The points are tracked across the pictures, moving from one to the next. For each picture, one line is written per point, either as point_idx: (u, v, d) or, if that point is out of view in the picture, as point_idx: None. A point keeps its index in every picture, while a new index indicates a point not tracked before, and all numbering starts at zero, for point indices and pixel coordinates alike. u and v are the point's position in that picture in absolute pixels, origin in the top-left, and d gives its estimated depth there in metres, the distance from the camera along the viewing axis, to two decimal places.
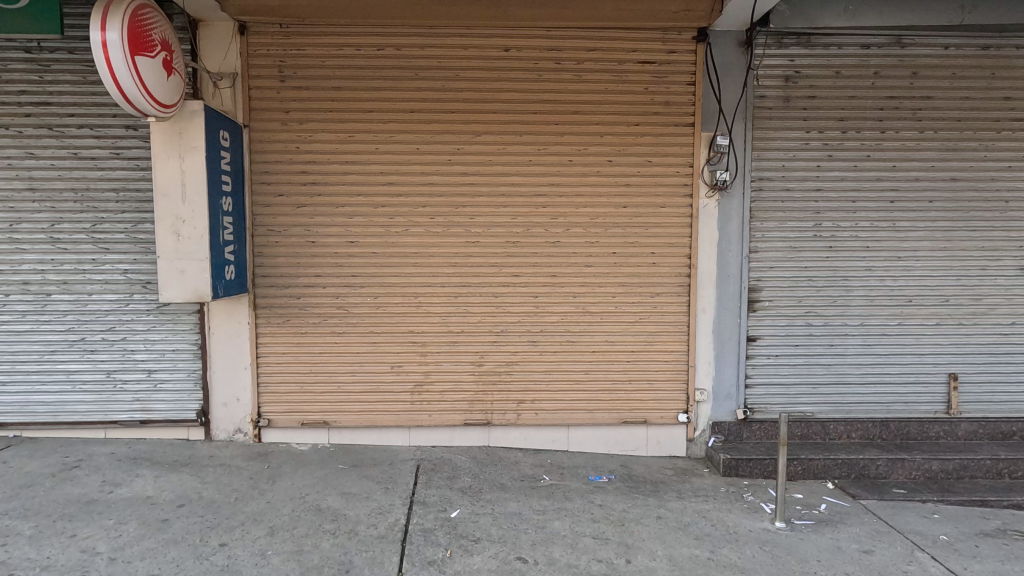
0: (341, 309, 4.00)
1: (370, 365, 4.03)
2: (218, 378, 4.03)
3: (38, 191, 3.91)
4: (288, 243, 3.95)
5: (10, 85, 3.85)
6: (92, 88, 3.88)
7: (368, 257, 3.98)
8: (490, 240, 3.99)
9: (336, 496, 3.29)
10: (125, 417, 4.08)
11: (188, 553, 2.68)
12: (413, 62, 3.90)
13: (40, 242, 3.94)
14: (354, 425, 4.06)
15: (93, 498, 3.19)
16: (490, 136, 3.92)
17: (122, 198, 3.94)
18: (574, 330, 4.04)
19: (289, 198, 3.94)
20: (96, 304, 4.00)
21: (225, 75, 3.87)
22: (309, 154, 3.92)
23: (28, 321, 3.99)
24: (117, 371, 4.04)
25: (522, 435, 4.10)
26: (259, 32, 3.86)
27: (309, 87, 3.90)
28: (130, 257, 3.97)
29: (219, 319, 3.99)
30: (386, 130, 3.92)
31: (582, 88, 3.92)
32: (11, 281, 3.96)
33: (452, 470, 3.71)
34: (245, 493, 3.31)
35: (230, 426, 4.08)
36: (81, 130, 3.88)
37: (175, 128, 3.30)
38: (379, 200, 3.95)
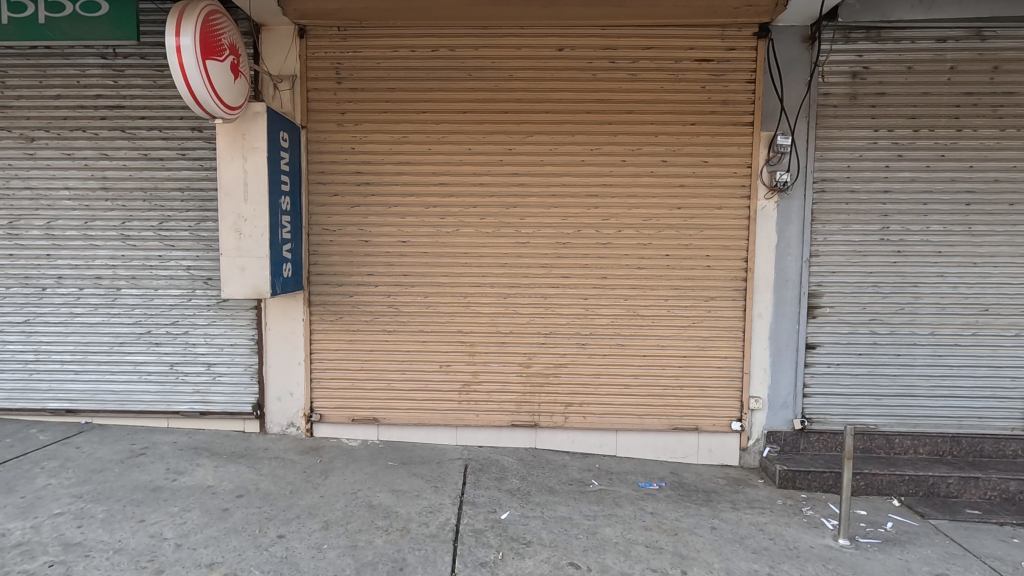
0: (391, 308, 4.05)
1: (419, 363, 4.07)
2: (273, 373, 4.14)
3: (111, 191, 4.10)
4: (342, 243, 4.03)
5: (87, 90, 4.06)
6: (161, 92, 4.04)
7: (419, 257, 4.01)
8: (540, 241, 3.96)
9: (387, 493, 3.33)
10: (185, 408, 4.24)
11: (249, 543, 2.75)
12: (466, 63, 3.91)
13: (112, 239, 4.14)
14: (402, 423, 4.11)
15: (158, 485, 3.33)
16: (542, 136, 3.90)
17: (186, 197, 4.09)
18: (624, 334, 3.97)
19: (344, 197, 4.01)
20: (161, 298, 4.17)
21: (284, 78, 3.97)
22: (364, 154, 3.98)
23: (100, 313, 4.20)
24: (179, 364, 4.21)
25: (570, 438, 4.06)
26: (318, 35, 3.95)
27: (364, 88, 3.96)
28: (193, 254, 4.13)
29: (275, 316, 4.10)
30: (439, 131, 3.94)
31: (637, 87, 3.85)
32: (85, 275, 4.17)
33: (500, 471, 3.70)
34: (300, 487, 3.39)
35: (284, 419, 4.18)
36: (151, 132, 4.05)
37: (239, 130, 3.40)
38: (431, 200, 3.98)
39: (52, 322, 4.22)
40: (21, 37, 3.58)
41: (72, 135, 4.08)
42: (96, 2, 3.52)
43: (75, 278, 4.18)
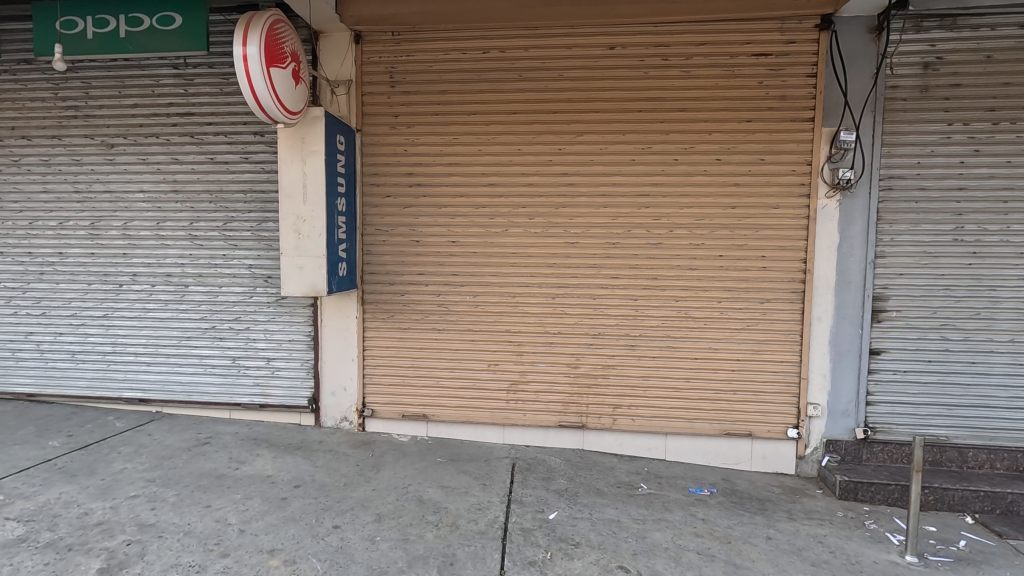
0: (441, 306, 4.12)
1: (468, 362, 4.12)
2: (328, 368, 4.28)
3: (180, 193, 4.35)
4: (394, 243, 4.13)
5: (160, 98, 4.31)
6: (227, 99, 4.25)
7: (469, 257, 4.06)
8: (589, 241, 3.93)
9: (436, 488, 3.39)
10: (246, 400, 4.44)
11: (306, 532, 2.86)
12: (517, 64, 3.93)
13: (181, 239, 4.38)
14: (451, 420, 4.17)
15: (222, 473, 3.50)
16: (591, 135, 3.87)
17: (249, 199, 4.29)
18: (675, 336, 3.90)
19: (396, 198, 4.10)
20: (225, 295, 4.39)
21: (341, 82, 4.10)
22: (416, 156, 4.07)
23: (170, 309, 4.46)
24: (241, 358, 4.41)
25: (617, 440, 4.02)
26: (373, 41, 4.06)
27: (417, 91, 4.05)
28: (255, 253, 4.32)
29: (330, 313, 4.24)
30: (489, 132, 3.98)
31: (690, 84, 3.77)
32: (157, 273, 4.44)
33: (547, 470, 3.70)
34: (353, 479, 3.50)
35: (337, 414, 4.32)
36: (217, 138, 4.27)
37: (299, 134, 3.54)
38: (481, 201, 4.02)
39: (128, 316, 4.51)
40: (103, 50, 3.83)
41: (146, 141, 4.35)
42: (171, 16, 3.74)
43: (148, 276, 4.45)
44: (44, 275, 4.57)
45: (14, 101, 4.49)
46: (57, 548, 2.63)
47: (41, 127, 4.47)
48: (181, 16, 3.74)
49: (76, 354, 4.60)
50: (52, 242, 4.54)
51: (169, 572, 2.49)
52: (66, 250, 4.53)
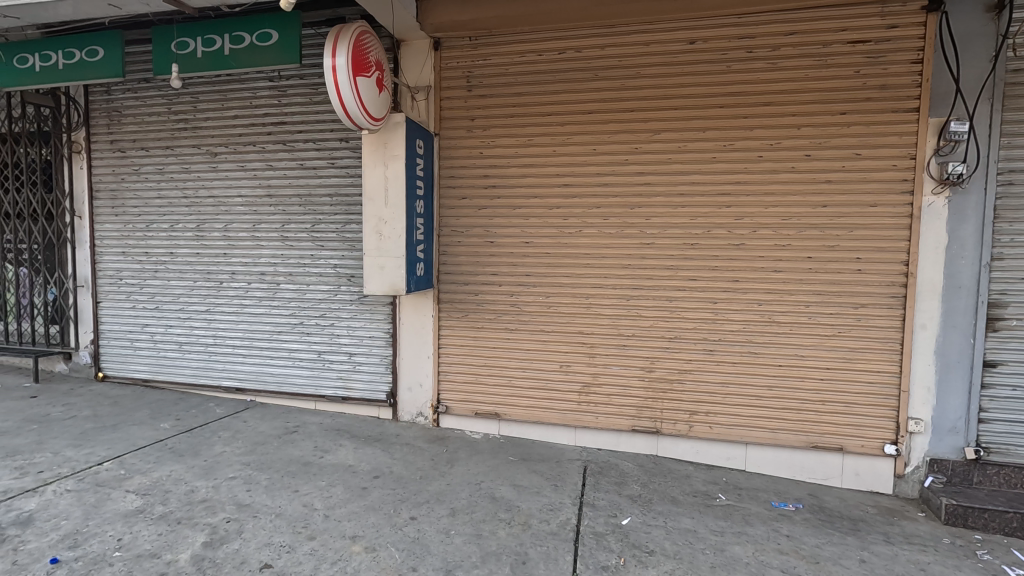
0: (514, 306, 4.16)
1: (540, 362, 4.13)
2: (406, 364, 4.44)
3: (274, 197, 4.66)
4: (469, 243, 4.21)
5: (257, 109, 4.64)
6: (316, 108, 4.51)
7: (542, 257, 4.07)
8: (666, 242, 3.83)
9: (508, 487, 3.42)
10: (330, 392, 4.70)
11: (385, 521, 2.97)
12: (593, 63, 3.90)
13: (274, 240, 4.70)
14: (523, 420, 4.20)
15: (309, 460, 3.72)
16: (669, 133, 3.77)
17: (334, 202, 4.52)
18: (758, 341, 3.71)
19: (472, 200, 4.19)
20: (313, 293, 4.66)
21: (420, 88, 4.24)
22: (491, 158, 4.13)
23: (263, 305, 4.79)
24: (326, 352, 4.67)
25: (693, 448, 3.89)
26: (452, 46, 4.17)
27: (493, 94, 4.11)
28: (339, 254, 4.56)
29: (408, 312, 4.40)
30: (564, 132, 3.97)
31: (777, 76, 3.58)
32: (253, 272, 4.78)
33: (619, 475, 3.64)
34: (428, 473, 3.60)
35: (414, 409, 4.47)
36: (307, 145, 4.54)
37: (381, 140, 3.69)
38: (555, 201, 4.02)
39: (227, 311, 4.89)
40: (210, 66, 4.18)
41: (245, 150, 4.70)
42: (268, 33, 4.01)
43: (245, 274, 4.81)
44: (158, 273, 5.05)
45: (135, 116, 5.00)
46: (168, 521, 2.90)
47: (157, 139, 4.94)
48: (278, 32, 4.00)
49: (182, 345, 5.05)
50: (164, 243, 5.01)
51: (263, 550, 2.67)
52: (176, 250, 4.98)
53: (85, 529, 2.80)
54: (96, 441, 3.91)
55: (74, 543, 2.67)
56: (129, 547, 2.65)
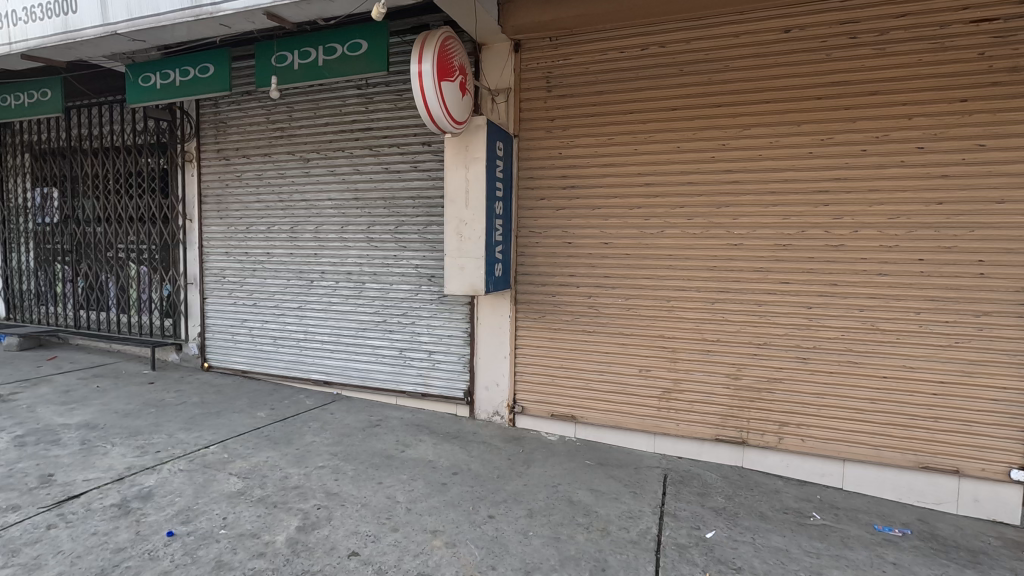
0: (592, 308, 4.10)
1: (618, 366, 4.05)
2: (483, 364, 4.51)
3: (361, 200, 4.88)
4: (548, 244, 4.20)
5: (346, 116, 4.88)
6: (400, 113, 4.67)
7: (622, 258, 3.99)
8: (755, 242, 3.63)
9: (586, 491, 3.37)
10: (411, 388, 4.85)
11: (464, 518, 3.02)
12: (677, 58, 3.77)
13: (360, 241, 4.92)
14: (600, 423, 4.13)
15: (391, 454, 3.86)
16: (761, 129, 3.57)
17: (417, 204, 4.67)
18: (859, 350, 3.44)
19: (550, 201, 4.18)
20: (395, 292, 4.82)
21: (501, 91, 4.28)
22: (570, 158, 4.10)
23: (350, 303, 5.02)
24: (407, 350, 4.82)
25: (783, 462, 3.66)
26: (532, 48, 4.19)
27: (573, 93, 4.08)
28: (421, 254, 4.69)
29: (486, 312, 4.45)
30: (646, 130, 3.87)
31: (884, 63, 3.29)
32: (341, 272, 5.03)
33: (702, 486, 3.49)
34: (506, 472, 3.62)
35: (490, 407, 4.52)
36: (391, 149, 4.71)
37: (463, 142, 3.76)
38: (635, 201, 3.92)
39: (317, 308, 5.17)
40: (306, 77, 4.44)
41: (335, 155, 4.95)
42: (358, 43, 4.20)
43: (334, 273, 5.07)
44: (256, 271, 5.43)
45: (238, 126, 5.41)
46: (266, 504, 3.10)
47: (257, 147, 5.32)
48: (367, 41, 4.17)
49: (277, 339, 5.39)
50: (262, 244, 5.38)
51: (350, 538, 2.79)
52: (272, 251, 5.33)
53: (195, 506, 3.05)
54: (204, 426, 4.26)
55: (186, 518, 2.92)
56: (232, 526, 2.86)
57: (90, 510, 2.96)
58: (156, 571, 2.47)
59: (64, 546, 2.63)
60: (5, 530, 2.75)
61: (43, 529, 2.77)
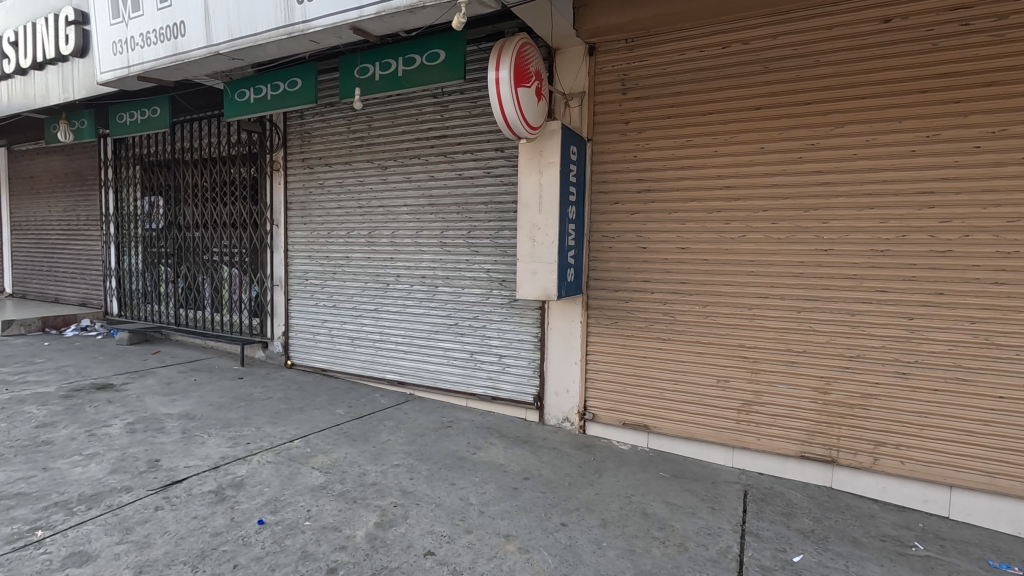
0: (667, 315, 3.98)
1: (695, 376, 3.90)
2: (554, 369, 4.49)
3: (435, 206, 5.00)
4: (621, 249, 4.13)
5: (422, 124, 5.02)
6: (474, 120, 4.74)
7: (700, 263, 3.84)
8: (847, 248, 3.40)
9: (660, 504, 3.27)
10: (480, 391, 4.90)
11: (537, 524, 3.01)
12: (763, 54, 3.60)
13: (434, 246, 5.04)
14: (674, 434, 4.00)
15: (463, 455, 3.91)
16: (855, 126, 3.34)
17: (489, 209, 4.72)
18: (968, 366, 3.13)
19: (625, 205, 4.11)
20: (467, 296, 4.90)
21: (574, 95, 4.26)
22: (646, 161, 4.01)
23: (423, 306, 5.15)
24: (478, 353, 4.88)
25: (878, 484, 3.39)
26: (607, 51, 4.15)
27: (649, 95, 3.99)
28: (492, 259, 4.74)
29: (557, 317, 4.44)
30: (726, 131, 3.72)
31: (1002, 51, 2.99)
32: (415, 275, 5.18)
33: (787, 505, 3.29)
34: (577, 480, 3.58)
35: (559, 413, 4.49)
36: (465, 156, 4.79)
37: (537, 148, 3.78)
38: (715, 205, 3.78)
39: (392, 310, 5.34)
40: (386, 88, 4.61)
41: (411, 162, 5.10)
42: (436, 53, 4.31)
43: (408, 277, 5.22)
44: (336, 274, 5.70)
45: (322, 137, 5.70)
46: (346, 499, 3.23)
47: (339, 156, 5.58)
48: (445, 51, 4.28)
49: (354, 339, 5.62)
50: (342, 248, 5.63)
51: (426, 537, 2.85)
52: (351, 255, 5.57)
53: (282, 497, 3.22)
54: (288, 420, 4.50)
55: (275, 508, 3.08)
56: (316, 518, 2.99)
57: (191, 495, 3.20)
58: (249, 557, 2.62)
59: (169, 527, 2.85)
60: (120, 508, 3.02)
61: (152, 509, 3.02)
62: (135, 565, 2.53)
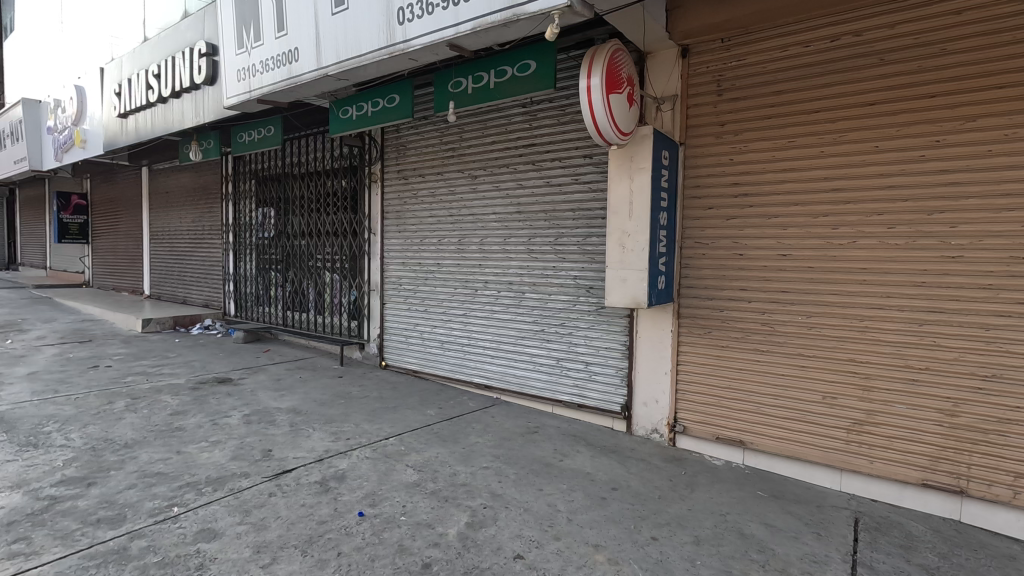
0: (766, 326, 3.78)
1: (797, 391, 3.67)
2: (642, 379, 4.39)
3: (523, 214, 5.08)
4: (715, 257, 3.98)
5: (512, 133, 5.12)
6: (562, 128, 4.76)
7: (803, 271, 3.61)
8: (978, 255, 3.06)
9: (759, 525, 3.10)
10: (567, 398, 4.89)
11: (627, 536, 2.95)
12: (877, 46, 3.34)
13: (521, 253, 5.12)
14: (773, 452, 3.78)
15: (550, 462, 3.92)
16: (989, 119, 3.01)
17: (577, 217, 4.72)
18: None
19: (719, 210, 3.96)
20: (554, 303, 4.92)
21: (666, 99, 4.17)
22: (743, 163, 3.84)
23: (510, 312, 5.24)
24: (564, 360, 4.89)
25: (1018, 521, 3.01)
26: (701, 52, 4.03)
27: (747, 95, 3.83)
28: (580, 266, 4.73)
29: (646, 325, 4.35)
30: (834, 130, 3.48)
31: None
32: (502, 281, 5.28)
33: (906, 537, 3.00)
34: (668, 494, 3.47)
35: (648, 424, 4.38)
36: (554, 163, 4.83)
37: (628, 154, 3.74)
38: (820, 209, 3.54)
39: (480, 315, 5.48)
40: (478, 100, 4.76)
41: (500, 171, 5.22)
42: (527, 64, 4.39)
43: (496, 283, 5.33)
44: (428, 280, 5.94)
45: (416, 149, 5.98)
46: (438, 497, 3.35)
47: (432, 167, 5.82)
48: (536, 61, 4.35)
49: (444, 343, 5.82)
50: (433, 255, 5.86)
51: (515, 540, 2.89)
52: (442, 262, 5.79)
53: (380, 491, 3.40)
54: (384, 419, 4.74)
55: (373, 502, 3.26)
56: (411, 514, 3.13)
57: (300, 484, 3.46)
58: (351, 546, 2.79)
59: (281, 512, 3.10)
60: (240, 492, 3.32)
61: (267, 495, 3.30)
62: (254, 545, 2.77)
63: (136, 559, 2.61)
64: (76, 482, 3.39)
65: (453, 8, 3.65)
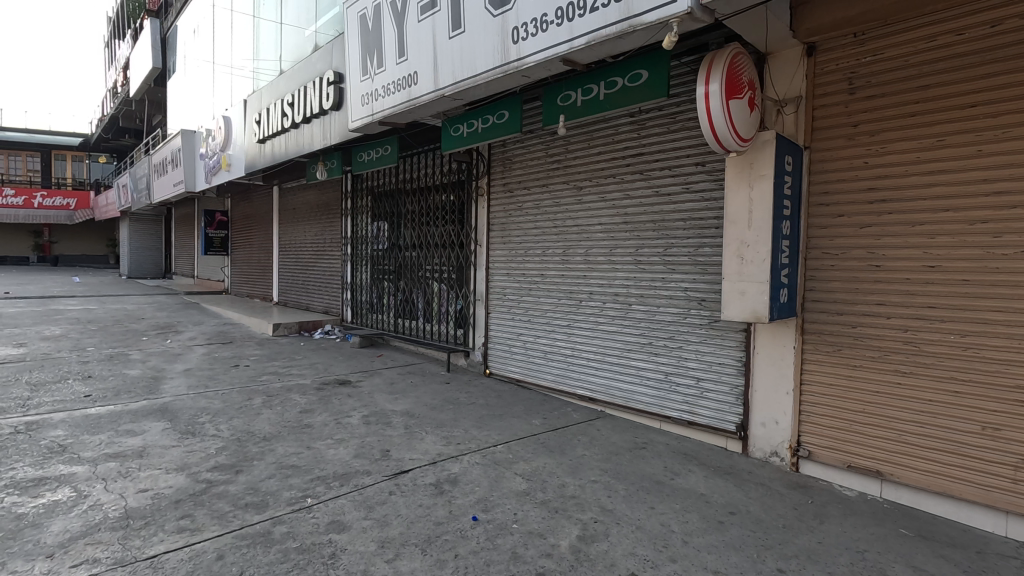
0: (908, 345, 3.41)
1: (948, 419, 3.27)
2: (761, 398, 4.13)
3: (630, 224, 5.00)
4: (846, 268, 3.67)
5: (619, 143, 5.07)
6: (673, 136, 4.65)
7: (957, 285, 3.23)
8: None
9: (905, 567, 2.79)
10: (676, 414, 4.72)
11: (750, 566, 2.78)
12: None
13: (628, 263, 5.04)
14: (919, 486, 3.39)
15: (661, 479, 3.80)
16: None
17: (687, 226, 4.57)
18: None
19: (851, 218, 3.65)
20: (662, 315, 4.79)
21: (789, 101, 3.94)
22: (880, 167, 3.52)
23: (616, 323, 5.17)
24: (673, 374, 4.73)
25: None
26: (830, 49, 3.76)
27: (885, 92, 3.51)
28: (691, 277, 4.56)
29: (766, 340, 4.09)
30: (996, 126, 3.10)
31: None
32: (607, 293, 5.23)
33: None
34: (794, 523, 3.23)
35: (767, 446, 4.11)
36: (663, 172, 4.72)
37: (748, 161, 3.57)
38: (976, 215, 3.16)
39: (584, 326, 5.47)
40: (586, 112, 4.78)
41: (607, 182, 5.19)
42: (639, 73, 4.35)
43: (601, 294, 5.29)
44: (532, 290, 6.02)
45: (522, 162, 6.11)
46: (548, 507, 3.37)
47: (538, 179, 5.92)
48: (648, 70, 4.30)
49: (548, 353, 5.87)
50: (538, 265, 5.94)
51: (630, 558, 2.83)
52: (546, 273, 5.84)
53: (491, 497, 3.49)
54: (491, 426, 4.85)
55: (485, 507, 3.35)
56: (522, 522, 3.18)
57: (416, 485, 3.63)
58: (467, 549, 2.88)
59: (401, 511, 3.27)
60: (365, 488, 3.56)
61: (387, 493, 3.50)
62: (379, 539, 2.95)
63: (280, 543, 2.87)
64: (227, 469, 3.81)
65: (568, 24, 3.71)
